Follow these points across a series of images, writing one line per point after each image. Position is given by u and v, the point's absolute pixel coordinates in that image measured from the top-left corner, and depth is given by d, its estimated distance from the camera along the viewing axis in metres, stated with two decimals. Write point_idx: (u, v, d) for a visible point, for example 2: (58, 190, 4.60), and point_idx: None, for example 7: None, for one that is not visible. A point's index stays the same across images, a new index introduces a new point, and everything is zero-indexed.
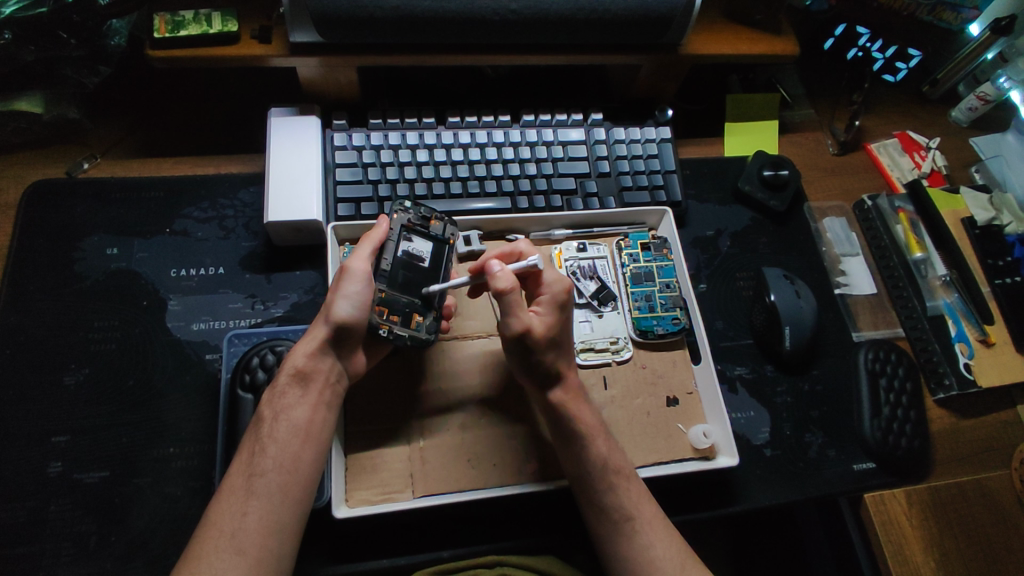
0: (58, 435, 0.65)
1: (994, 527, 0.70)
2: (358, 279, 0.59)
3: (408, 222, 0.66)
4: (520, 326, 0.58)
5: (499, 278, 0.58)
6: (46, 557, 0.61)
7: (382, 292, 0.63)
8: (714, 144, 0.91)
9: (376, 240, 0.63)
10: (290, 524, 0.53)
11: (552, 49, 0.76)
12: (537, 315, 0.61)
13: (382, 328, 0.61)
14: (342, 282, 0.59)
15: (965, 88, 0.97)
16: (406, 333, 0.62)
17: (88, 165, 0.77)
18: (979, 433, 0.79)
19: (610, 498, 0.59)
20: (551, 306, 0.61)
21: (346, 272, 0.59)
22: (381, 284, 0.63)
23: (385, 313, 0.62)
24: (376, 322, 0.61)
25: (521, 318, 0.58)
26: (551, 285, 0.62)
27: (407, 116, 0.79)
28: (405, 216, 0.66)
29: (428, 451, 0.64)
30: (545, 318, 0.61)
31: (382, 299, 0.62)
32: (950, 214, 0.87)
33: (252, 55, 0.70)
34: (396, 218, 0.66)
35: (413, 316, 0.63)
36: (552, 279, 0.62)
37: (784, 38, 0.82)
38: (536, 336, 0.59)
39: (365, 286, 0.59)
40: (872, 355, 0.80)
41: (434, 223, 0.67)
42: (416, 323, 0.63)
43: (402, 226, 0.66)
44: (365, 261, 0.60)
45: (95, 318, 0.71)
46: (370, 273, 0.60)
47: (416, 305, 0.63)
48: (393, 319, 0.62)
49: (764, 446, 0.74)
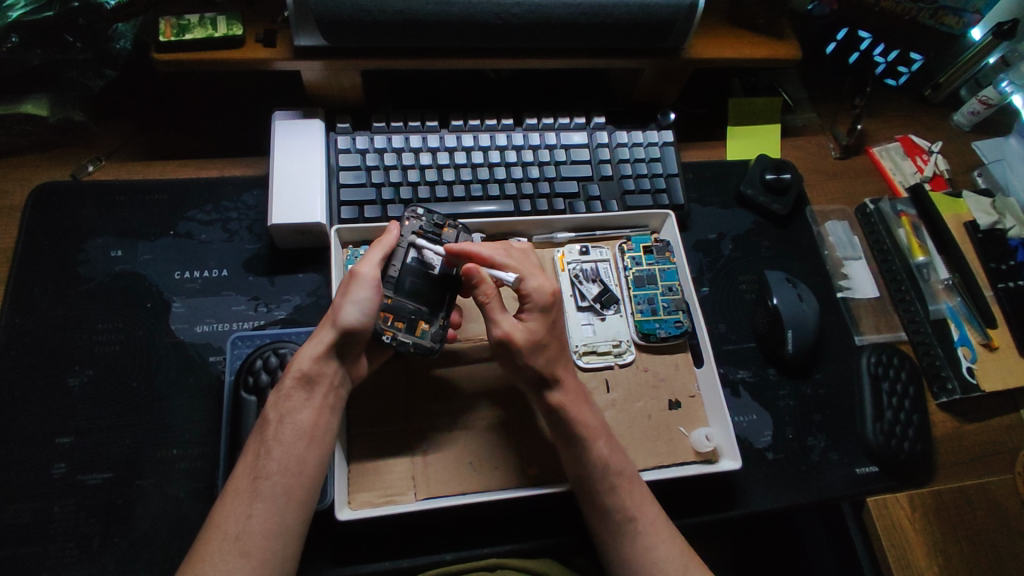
0: (62, 436, 0.66)
1: (997, 531, 0.70)
2: (367, 285, 0.59)
3: (419, 229, 0.67)
4: (498, 332, 0.60)
5: (479, 287, 0.61)
6: (49, 558, 0.61)
7: (389, 298, 0.63)
8: (716, 148, 0.91)
9: (386, 246, 0.63)
10: (293, 527, 0.53)
11: (556, 53, 0.77)
12: (522, 321, 0.61)
13: (387, 334, 0.62)
14: (353, 287, 0.59)
15: (967, 93, 0.97)
16: (410, 341, 0.62)
17: (93, 168, 0.78)
18: (983, 436, 0.78)
19: (614, 498, 0.59)
20: (534, 313, 0.61)
21: (357, 278, 0.59)
22: (389, 291, 0.64)
23: (390, 319, 0.62)
24: (381, 327, 0.62)
25: (499, 325, 0.60)
26: (533, 293, 0.62)
27: (410, 120, 0.79)
28: (417, 223, 0.67)
29: (431, 453, 0.64)
30: (528, 325, 0.61)
31: (388, 305, 0.63)
32: (951, 218, 0.88)
33: (256, 59, 0.71)
34: (408, 224, 0.66)
35: (418, 323, 0.63)
36: (532, 287, 0.62)
37: (785, 42, 0.82)
38: (516, 342, 0.59)
39: (375, 292, 0.60)
40: (875, 359, 0.79)
41: (446, 231, 0.67)
42: (422, 331, 0.63)
43: (412, 233, 0.66)
44: (376, 268, 0.61)
45: (100, 320, 0.71)
46: (379, 279, 0.60)
47: (422, 313, 0.64)
48: (398, 325, 0.62)
49: (766, 450, 0.74)
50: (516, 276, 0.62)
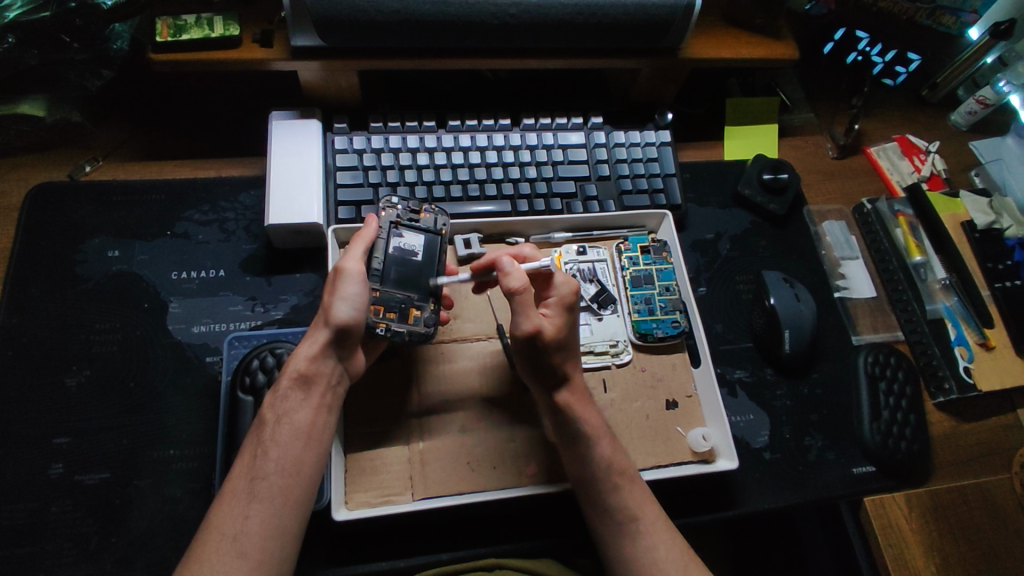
0: (58, 437, 0.66)
1: (994, 531, 0.70)
2: (355, 281, 0.59)
3: (397, 218, 0.67)
4: (529, 326, 0.58)
5: (510, 277, 0.59)
6: (46, 559, 0.61)
7: (376, 290, 0.63)
8: (714, 148, 0.91)
9: (368, 239, 0.63)
10: (291, 528, 0.53)
11: (553, 53, 0.77)
12: (546, 316, 0.60)
13: (380, 326, 0.62)
14: (341, 283, 0.59)
15: (964, 92, 0.97)
16: (404, 329, 0.62)
17: (90, 168, 0.78)
18: (980, 436, 0.78)
19: (613, 498, 0.59)
20: (559, 308, 0.61)
21: (344, 274, 0.59)
22: (374, 283, 0.63)
23: (381, 311, 0.62)
24: (373, 321, 0.61)
25: (531, 319, 0.58)
26: (560, 287, 0.61)
27: (408, 120, 0.79)
28: (394, 213, 0.67)
29: (428, 453, 0.64)
30: (553, 320, 0.60)
31: (376, 297, 0.63)
32: (949, 218, 0.88)
33: (253, 59, 0.71)
34: (385, 215, 0.67)
35: (411, 311, 0.63)
36: (560, 281, 0.61)
37: (783, 42, 0.82)
38: (544, 338, 0.58)
39: (364, 286, 0.59)
40: (872, 359, 0.79)
41: (425, 215, 0.68)
42: (415, 317, 0.63)
43: (390, 223, 0.66)
44: (360, 261, 0.60)
45: (96, 320, 0.71)
46: (365, 274, 0.60)
47: (412, 300, 0.64)
48: (390, 316, 0.62)
49: (763, 450, 0.74)
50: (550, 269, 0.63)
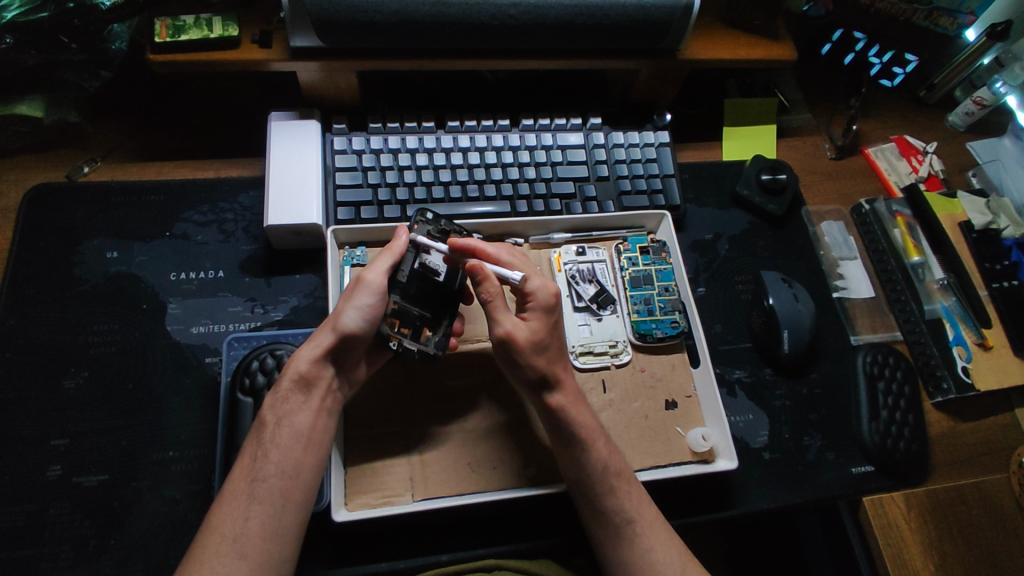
0: (57, 438, 0.65)
1: (991, 531, 0.70)
2: (371, 290, 0.59)
3: (427, 234, 0.66)
4: (501, 331, 0.59)
5: (483, 285, 0.60)
6: (44, 561, 0.61)
7: (395, 303, 0.63)
8: (713, 148, 0.91)
9: (396, 252, 0.63)
10: (290, 530, 0.53)
11: (553, 53, 0.77)
12: (524, 321, 0.61)
13: (392, 340, 0.62)
14: (356, 291, 0.59)
15: (961, 93, 0.98)
16: (415, 347, 0.62)
17: (88, 169, 0.78)
18: (977, 436, 0.79)
19: (611, 501, 0.59)
20: (538, 311, 0.62)
21: (361, 283, 0.59)
22: (395, 296, 0.64)
23: (396, 325, 0.62)
24: (387, 333, 0.61)
25: (502, 324, 0.59)
26: (537, 292, 0.62)
27: (407, 120, 0.79)
28: (426, 227, 0.66)
29: (428, 455, 0.64)
30: (531, 325, 0.61)
31: (395, 310, 0.63)
32: (946, 218, 0.88)
33: (252, 60, 0.71)
34: (417, 228, 0.66)
35: (423, 330, 0.64)
36: (537, 286, 0.62)
37: (781, 43, 0.83)
38: (517, 342, 0.59)
39: (378, 298, 0.59)
40: (870, 359, 0.80)
41: (454, 237, 0.66)
42: (426, 337, 0.64)
43: (421, 238, 0.66)
44: (382, 273, 0.60)
45: (96, 322, 0.71)
46: (383, 286, 0.60)
47: (427, 320, 0.64)
48: (404, 331, 0.63)
49: (762, 450, 0.74)
50: (522, 275, 0.62)
